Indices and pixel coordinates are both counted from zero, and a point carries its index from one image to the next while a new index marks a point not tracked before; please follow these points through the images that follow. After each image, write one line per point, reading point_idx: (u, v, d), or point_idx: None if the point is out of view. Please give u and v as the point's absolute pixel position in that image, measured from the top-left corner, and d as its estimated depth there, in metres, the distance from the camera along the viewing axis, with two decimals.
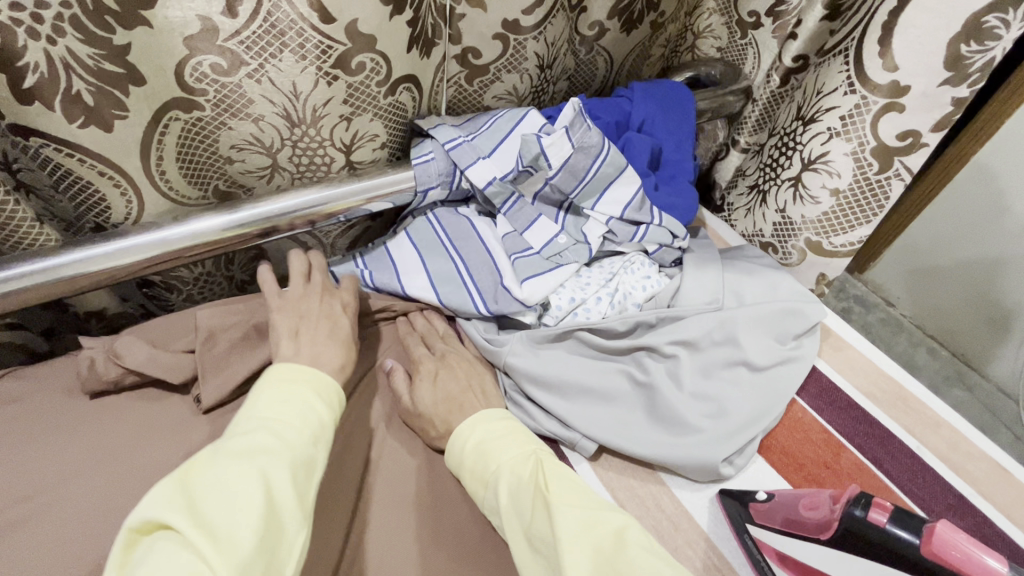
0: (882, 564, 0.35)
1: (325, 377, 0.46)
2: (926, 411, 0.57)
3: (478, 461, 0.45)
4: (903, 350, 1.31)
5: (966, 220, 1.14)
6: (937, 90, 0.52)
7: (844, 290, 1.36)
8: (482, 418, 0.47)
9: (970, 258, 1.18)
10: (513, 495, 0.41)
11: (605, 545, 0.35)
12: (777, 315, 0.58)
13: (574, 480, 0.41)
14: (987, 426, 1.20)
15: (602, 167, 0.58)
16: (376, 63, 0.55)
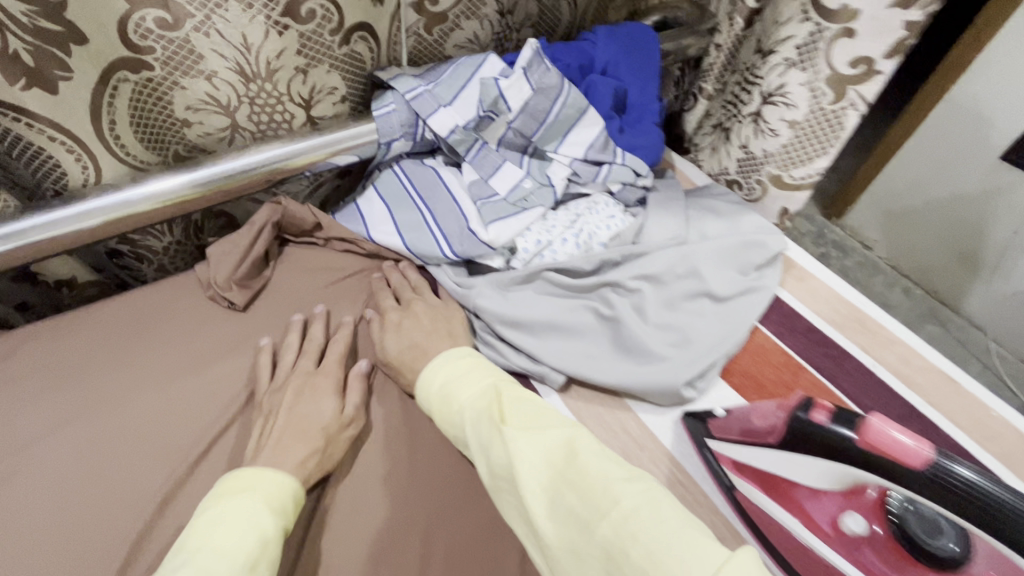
0: (830, 459, 0.38)
1: (274, 479, 0.41)
2: (882, 332, 0.60)
3: (442, 403, 0.46)
4: (879, 291, 1.46)
5: (932, 158, 1.25)
6: (888, 13, 0.52)
7: (822, 237, 1.53)
8: (442, 361, 0.49)
9: (946, 196, 1.26)
10: (473, 424, 0.42)
11: (562, 458, 0.37)
12: (738, 247, 0.59)
13: (528, 405, 0.42)
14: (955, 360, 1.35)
15: (563, 109, 0.59)
16: (326, 10, 0.54)
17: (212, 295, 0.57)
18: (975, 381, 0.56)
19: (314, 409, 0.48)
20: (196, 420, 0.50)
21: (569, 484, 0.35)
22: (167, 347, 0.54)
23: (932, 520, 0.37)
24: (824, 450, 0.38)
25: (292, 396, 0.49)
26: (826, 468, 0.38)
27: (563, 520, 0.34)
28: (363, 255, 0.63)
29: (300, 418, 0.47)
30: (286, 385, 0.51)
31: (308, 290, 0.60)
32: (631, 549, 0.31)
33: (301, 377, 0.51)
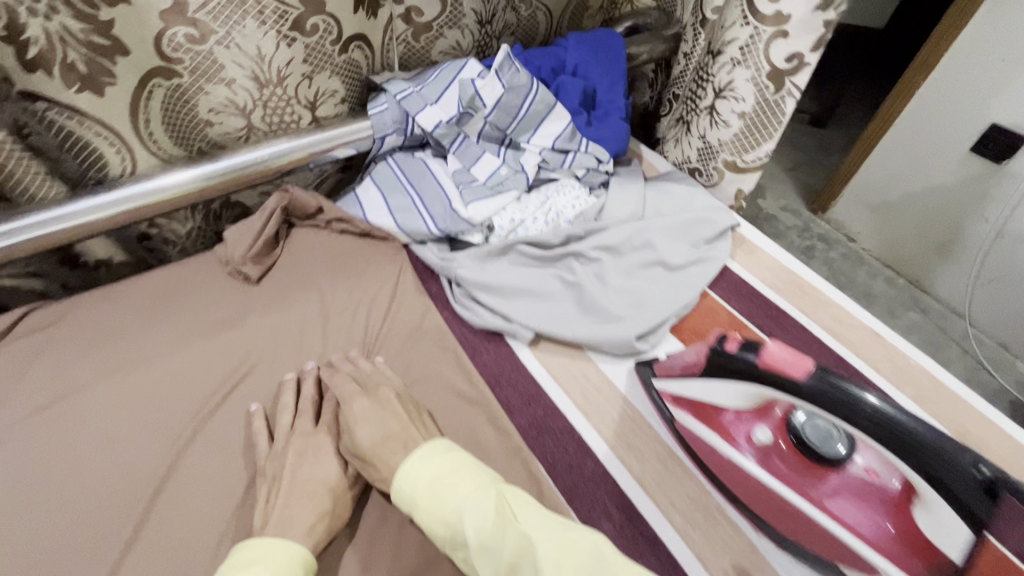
0: (745, 384, 0.45)
1: (284, 549, 0.42)
2: (818, 295, 0.68)
3: (433, 503, 0.42)
4: (862, 280, 1.69)
5: (886, 164, 1.54)
6: (812, 15, 0.61)
7: (807, 231, 1.79)
8: (424, 454, 0.45)
9: (919, 190, 1.51)
10: (479, 539, 0.39)
11: (593, 567, 0.38)
12: (688, 223, 0.68)
13: (533, 512, 0.41)
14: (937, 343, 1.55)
15: (533, 105, 0.68)
16: (327, 24, 0.63)
17: (229, 271, 0.65)
18: (897, 334, 0.63)
19: (319, 471, 0.49)
20: (213, 372, 0.58)
21: None
22: (187, 313, 0.62)
23: (826, 425, 0.46)
24: (737, 375, 0.45)
25: (295, 458, 0.50)
26: (742, 390, 0.46)
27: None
28: (359, 234, 0.71)
29: (306, 478, 0.48)
30: (289, 446, 0.51)
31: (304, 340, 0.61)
32: None
33: (301, 439, 0.51)
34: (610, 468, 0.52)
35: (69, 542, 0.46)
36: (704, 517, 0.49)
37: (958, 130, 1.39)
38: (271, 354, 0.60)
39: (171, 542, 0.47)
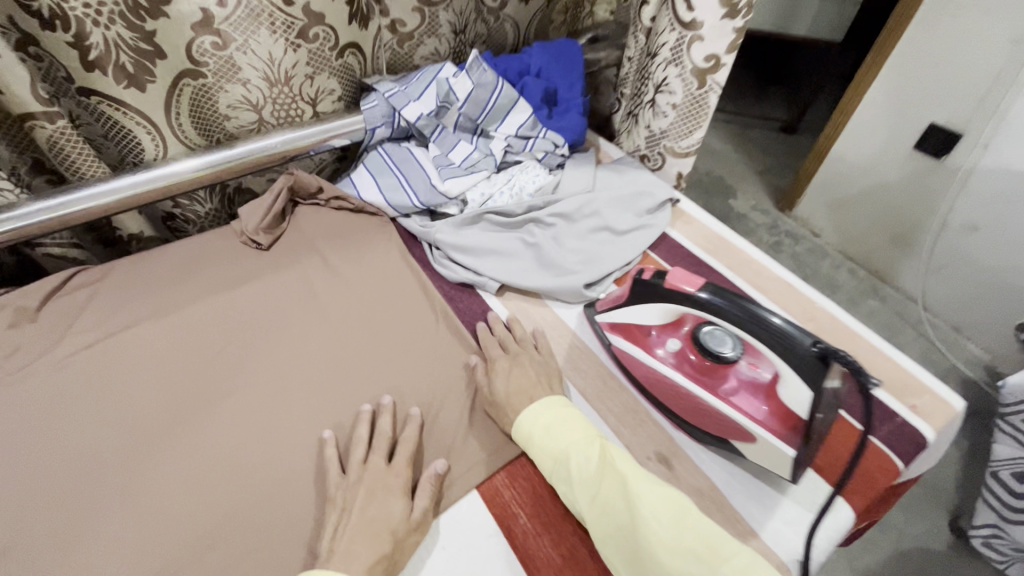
0: (661, 303, 0.57)
1: None
2: (743, 255, 0.80)
3: (550, 441, 0.54)
4: (827, 271, 1.87)
5: (849, 163, 1.73)
6: (722, 22, 0.74)
7: (776, 227, 1.99)
8: (543, 407, 0.56)
9: (872, 185, 1.69)
10: (583, 472, 0.50)
11: (675, 508, 0.47)
12: (630, 195, 0.81)
13: (631, 460, 0.52)
14: (896, 325, 1.71)
15: (499, 99, 0.81)
16: (327, 33, 0.76)
17: (244, 240, 0.78)
18: (805, 282, 0.75)
19: (384, 511, 0.50)
20: (233, 320, 0.70)
21: (687, 531, 0.45)
22: (210, 275, 0.74)
23: (723, 333, 0.58)
24: (650, 296, 0.58)
25: (364, 496, 0.52)
26: (659, 309, 0.58)
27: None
28: (353, 210, 0.83)
29: (368, 518, 0.49)
30: (359, 485, 0.52)
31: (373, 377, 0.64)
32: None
33: (372, 477, 0.53)
34: (569, 394, 0.62)
35: (120, 442, 0.58)
36: (635, 419, 0.60)
37: (905, 129, 1.54)
38: (279, 304, 0.72)
39: (201, 443, 0.58)
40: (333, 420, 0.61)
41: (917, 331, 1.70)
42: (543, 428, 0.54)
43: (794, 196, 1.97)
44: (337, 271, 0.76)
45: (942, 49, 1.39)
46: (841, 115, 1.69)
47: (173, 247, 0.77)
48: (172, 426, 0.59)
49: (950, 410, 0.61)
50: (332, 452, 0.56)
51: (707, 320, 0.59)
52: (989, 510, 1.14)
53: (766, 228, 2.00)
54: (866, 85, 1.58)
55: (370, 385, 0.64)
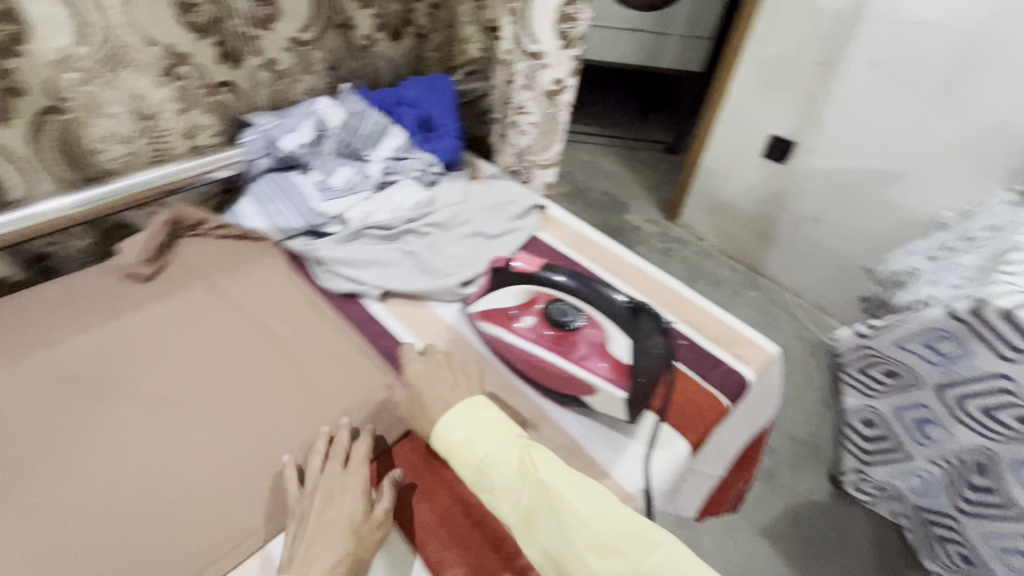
0: (512, 285, 0.69)
1: None
2: (601, 248, 0.91)
3: (468, 451, 0.52)
4: (711, 268, 2.03)
5: (716, 170, 1.94)
6: (561, 52, 0.88)
7: (666, 234, 2.16)
8: (461, 412, 0.55)
9: (738, 190, 1.91)
10: (501, 482, 0.50)
11: (595, 504, 0.48)
12: (499, 204, 0.90)
13: (552, 458, 0.52)
14: (771, 309, 1.87)
15: (371, 126, 0.91)
16: (194, 72, 0.83)
17: (124, 274, 0.78)
18: (652, 265, 0.87)
19: (341, 510, 0.52)
20: (112, 349, 0.70)
21: (608, 525, 0.47)
22: (86, 309, 0.74)
23: (570, 306, 0.66)
24: (502, 280, 0.69)
25: (322, 501, 0.53)
26: (513, 291, 0.69)
27: None
28: (239, 237, 0.86)
29: (329, 519, 0.51)
30: (319, 489, 0.54)
31: (311, 418, 0.64)
32: None
33: (331, 481, 0.55)
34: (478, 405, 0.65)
35: None
36: (505, 394, 0.67)
37: (753, 140, 1.79)
38: (162, 331, 0.73)
39: (82, 467, 0.58)
40: (223, 429, 0.63)
41: (791, 313, 1.86)
42: (431, 401, 0.58)
43: (676, 205, 2.15)
44: (220, 296, 0.78)
45: (768, 70, 1.65)
46: (703, 130, 1.90)
47: (45, 287, 0.76)
48: (49, 458, 0.59)
49: (765, 353, 0.75)
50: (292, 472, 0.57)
51: (556, 299, 0.67)
52: (852, 457, 1.30)
53: (657, 235, 2.15)
54: (717, 104, 1.82)
55: (303, 429, 0.63)
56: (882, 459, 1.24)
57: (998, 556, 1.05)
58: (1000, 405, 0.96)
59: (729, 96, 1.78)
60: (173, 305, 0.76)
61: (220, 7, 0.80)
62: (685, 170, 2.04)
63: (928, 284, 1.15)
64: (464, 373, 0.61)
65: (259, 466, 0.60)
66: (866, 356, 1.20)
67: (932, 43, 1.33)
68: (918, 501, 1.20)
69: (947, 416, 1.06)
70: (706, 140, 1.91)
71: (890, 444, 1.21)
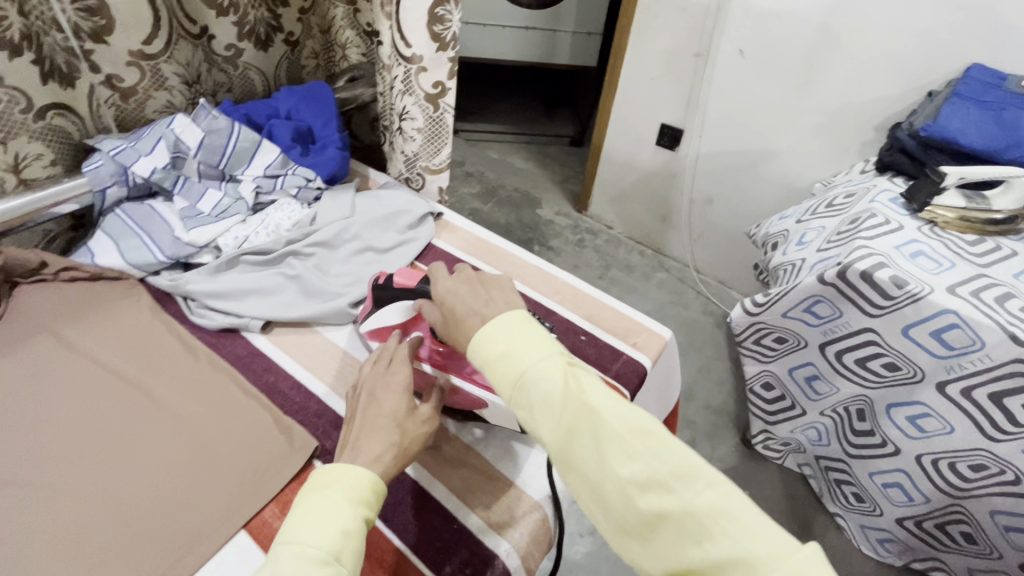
0: (397, 302, 0.67)
1: (355, 477, 0.47)
2: (500, 250, 0.90)
3: (506, 366, 0.48)
4: (622, 255, 2.10)
5: (616, 160, 2.01)
6: (437, 54, 0.85)
7: (578, 226, 2.21)
8: (500, 325, 0.50)
9: (638, 178, 1.99)
10: (540, 402, 0.46)
11: (642, 433, 0.45)
12: (389, 215, 0.87)
13: (596, 381, 0.48)
14: (680, 289, 1.97)
15: (238, 142, 0.84)
16: (14, 96, 0.72)
17: None
18: (550, 264, 0.88)
19: (384, 406, 0.54)
20: None
21: (655, 459, 0.44)
22: None
23: None
24: (389, 296, 0.67)
25: (370, 397, 0.56)
26: (398, 306, 0.66)
27: (652, 513, 0.42)
28: (90, 278, 0.76)
29: (374, 415, 0.54)
30: (367, 387, 0.57)
31: (208, 463, 0.60)
32: (723, 521, 0.41)
33: (377, 380, 0.57)
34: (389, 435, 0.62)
35: None
36: None
37: (646, 130, 1.87)
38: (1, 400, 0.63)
39: None
40: (85, 505, 0.55)
41: (696, 290, 1.97)
42: (466, 316, 0.53)
43: (584, 197, 2.21)
44: (72, 347, 0.69)
45: (651, 62, 1.73)
46: (600, 123, 1.96)
47: None
48: None
49: (660, 339, 0.77)
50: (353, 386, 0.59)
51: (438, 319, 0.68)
52: (758, 419, 1.40)
53: (570, 227, 2.20)
54: (609, 97, 1.88)
55: (190, 485, 0.58)
56: (783, 418, 1.34)
57: (882, 492, 1.17)
58: (872, 354, 1.07)
59: (619, 89, 1.84)
60: (20, 359, 0.67)
61: (36, 21, 0.71)
62: (588, 163, 2.10)
63: (795, 246, 1.27)
64: (498, 287, 0.55)
65: (140, 528, 0.54)
66: (756, 329, 1.26)
67: (788, 32, 1.44)
68: (816, 450, 1.32)
69: (830, 371, 1.17)
70: (604, 132, 1.97)
71: (788, 402, 1.31)
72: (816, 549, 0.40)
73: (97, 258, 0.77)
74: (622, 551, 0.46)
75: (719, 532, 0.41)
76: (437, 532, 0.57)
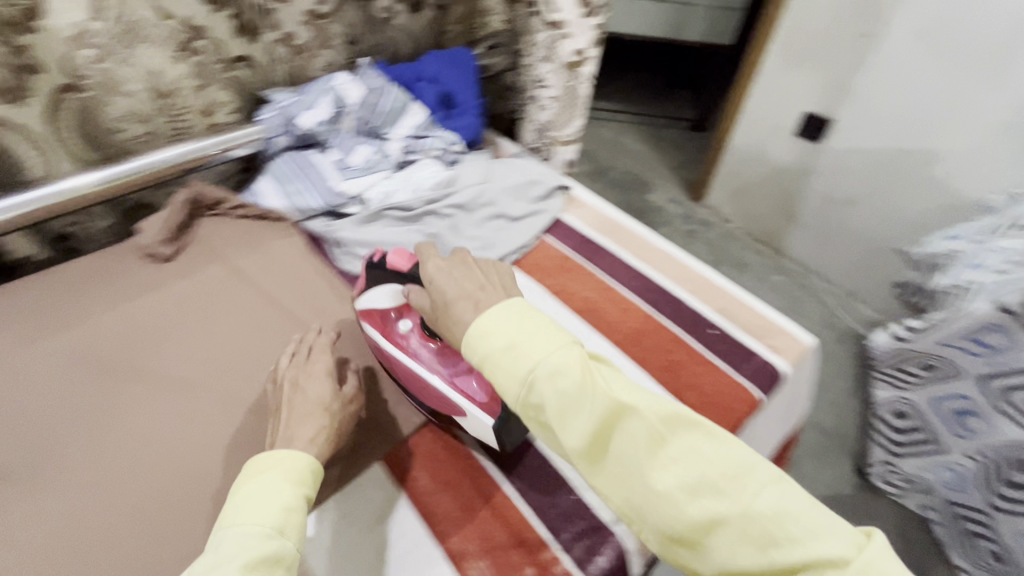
0: (391, 284, 0.65)
1: (291, 461, 0.50)
2: (629, 232, 0.87)
3: (513, 363, 0.44)
4: (737, 253, 1.95)
5: (743, 149, 1.85)
6: (581, 20, 0.83)
7: (690, 216, 2.08)
8: (499, 315, 0.46)
9: (766, 170, 1.83)
10: (559, 403, 0.42)
11: (677, 426, 0.41)
12: (522, 184, 0.88)
13: (613, 373, 0.44)
14: (799, 295, 1.81)
15: (392, 102, 0.89)
16: (212, 47, 0.81)
17: (144, 254, 0.78)
18: (682, 251, 0.84)
19: (311, 394, 0.58)
20: (126, 329, 0.70)
21: (698, 456, 0.40)
22: (106, 286, 0.74)
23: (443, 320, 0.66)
24: (378, 277, 0.66)
25: (292, 389, 0.59)
26: (393, 289, 0.65)
27: (707, 520, 0.39)
28: (258, 218, 0.85)
29: (302, 402, 0.57)
30: (294, 379, 0.60)
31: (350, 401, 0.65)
32: (788, 524, 0.37)
33: (297, 373, 0.60)
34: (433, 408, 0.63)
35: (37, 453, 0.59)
36: None
37: (783, 118, 1.70)
38: (187, 315, 0.73)
39: (94, 451, 0.60)
40: (242, 422, 0.63)
41: (819, 299, 1.79)
42: (457, 299, 0.51)
43: (701, 187, 2.07)
44: (241, 278, 0.78)
45: (802, 43, 1.56)
46: (732, 107, 1.81)
47: (70, 265, 0.76)
48: (91, 433, 0.61)
49: (802, 346, 0.71)
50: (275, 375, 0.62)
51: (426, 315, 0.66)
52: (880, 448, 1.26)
53: (681, 217, 2.08)
54: (746, 79, 1.73)
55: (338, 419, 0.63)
56: (914, 452, 1.20)
57: None
58: None
59: (759, 71, 1.69)
60: (201, 283, 0.76)
61: None
62: (711, 151, 1.96)
63: (968, 269, 1.12)
64: (493, 270, 0.55)
65: None
66: (903, 353, 1.21)
67: (985, 11, 1.23)
68: (951, 496, 1.15)
69: (989, 407, 1.04)
70: (735, 116, 1.82)
71: (924, 436, 1.18)
72: (879, 536, 0.38)
73: (264, 200, 0.85)
74: (671, 560, 0.42)
75: (786, 537, 0.37)
76: (554, 499, 0.58)
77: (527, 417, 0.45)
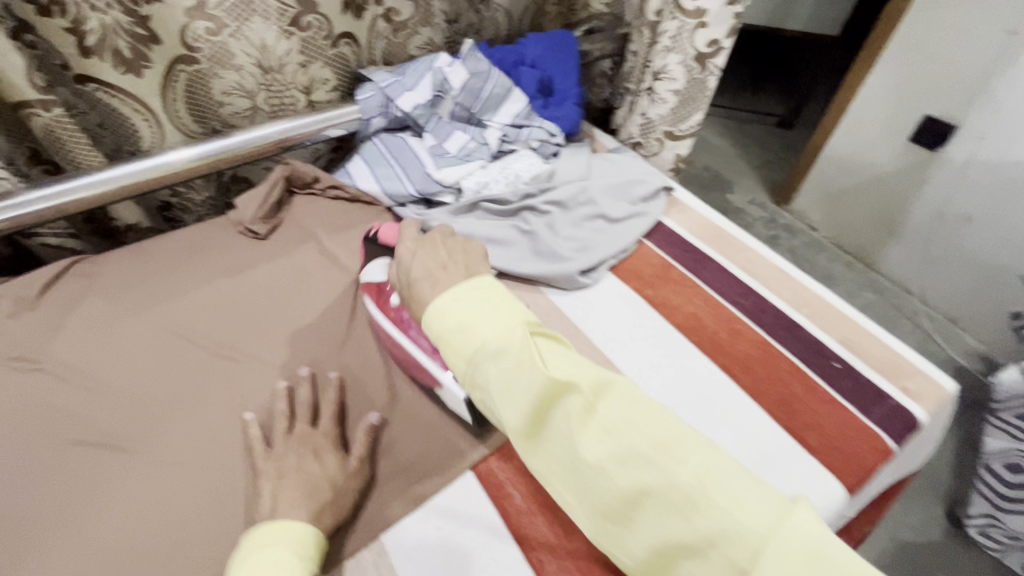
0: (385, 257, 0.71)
1: (295, 531, 0.47)
2: (736, 242, 0.79)
3: (461, 339, 0.42)
4: (824, 265, 1.80)
5: (844, 153, 1.69)
6: (724, 9, 0.76)
7: (773, 221, 1.94)
8: (451, 293, 0.45)
9: (868, 178, 1.66)
10: (501, 378, 0.40)
11: (615, 398, 0.39)
12: (623, 183, 0.82)
13: (558, 347, 0.42)
14: (892, 317, 1.65)
15: (493, 87, 0.85)
16: (320, 22, 0.79)
17: (241, 229, 0.78)
18: (798, 269, 0.75)
19: (319, 466, 0.53)
20: (219, 309, 0.70)
21: (629, 427, 0.37)
22: (202, 260, 0.75)
23: None
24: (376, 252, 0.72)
25: (297, 459, 0.53)
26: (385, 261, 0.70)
27: (635, 492, 0.36)
28: (350, 200, 0.84)
29: (303, 471, 0.52)
30: (291, 449, 0.54)
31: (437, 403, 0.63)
32: (712, 494, 0.34)
33: (299, 441, 0.55)
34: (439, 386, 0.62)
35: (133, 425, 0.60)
36: None
37: (897, 121, 1.53)
38: (277, 299, 0.72)
39: (185, 432, 0.60)
40: None
41: (915, 324, 1.63)
42: (418, 279, 0.50)
43: (788, 191, 1.92)
44: (332, 261, 0.77)
45: (931, 37, 1.38)
46: (837, 106, 1.65)
47: (171, 235, 0.78)
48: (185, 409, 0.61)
49: (942, 391, 0.62)
50: (256, 431, 0.57)
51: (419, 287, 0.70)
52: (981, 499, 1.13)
53: (763, 221, 1.94)
54: (858, 76, 1.56)
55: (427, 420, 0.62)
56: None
57: None
58: None
59: (875, 67, 1.52)
60: (293, 264, 0.76)
61: None
62: (805, 153, 1.80)
63: None
64: (462, 251, 0.52)
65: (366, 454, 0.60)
66: None
67: None
68: None
69: None
70: (838, 116, 1.65)
71: None
72: None
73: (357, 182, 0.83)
74: (603, 543, 0.40)
75: (708, 505, 0.34)
76: None
77: (475, 397, 0.44)
